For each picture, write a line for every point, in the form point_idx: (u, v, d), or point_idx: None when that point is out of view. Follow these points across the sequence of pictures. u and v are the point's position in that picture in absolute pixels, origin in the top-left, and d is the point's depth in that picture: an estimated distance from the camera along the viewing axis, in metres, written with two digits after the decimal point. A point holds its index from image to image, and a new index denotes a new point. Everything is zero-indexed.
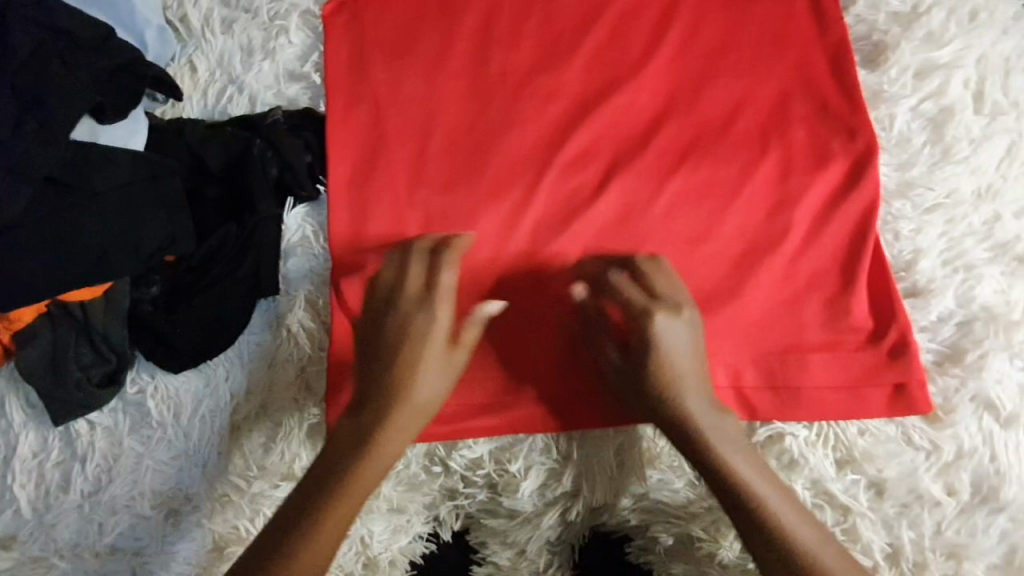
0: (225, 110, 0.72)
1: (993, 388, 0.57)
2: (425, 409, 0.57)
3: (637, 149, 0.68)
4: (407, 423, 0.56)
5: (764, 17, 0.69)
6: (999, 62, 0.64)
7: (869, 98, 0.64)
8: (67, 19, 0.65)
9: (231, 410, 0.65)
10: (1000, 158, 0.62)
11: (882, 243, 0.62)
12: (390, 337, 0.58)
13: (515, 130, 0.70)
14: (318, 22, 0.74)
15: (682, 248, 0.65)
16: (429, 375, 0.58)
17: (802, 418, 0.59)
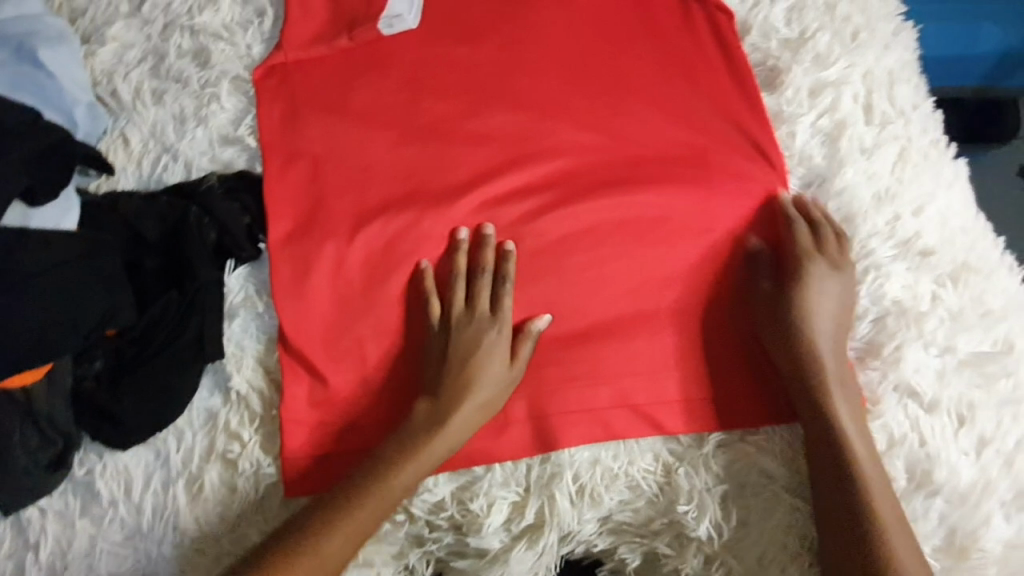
0: (160, 179, 0.73)
1: (912, 377, 0.60)
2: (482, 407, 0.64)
3: (568, 181, 0.71)
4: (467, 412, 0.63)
5: (671, 51, 0.74)
6: (884, 75, 0.70)
7: (772, 118, 0.70)
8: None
9: (184, 480, 0.63)
10: (893, 163, 0.67)
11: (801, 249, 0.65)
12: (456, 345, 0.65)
13: (449, 172, 0.72)
14: (248, 85, 0.76)
15: (620, 266, 0.67)
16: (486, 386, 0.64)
17: (747, 425, 0.63)
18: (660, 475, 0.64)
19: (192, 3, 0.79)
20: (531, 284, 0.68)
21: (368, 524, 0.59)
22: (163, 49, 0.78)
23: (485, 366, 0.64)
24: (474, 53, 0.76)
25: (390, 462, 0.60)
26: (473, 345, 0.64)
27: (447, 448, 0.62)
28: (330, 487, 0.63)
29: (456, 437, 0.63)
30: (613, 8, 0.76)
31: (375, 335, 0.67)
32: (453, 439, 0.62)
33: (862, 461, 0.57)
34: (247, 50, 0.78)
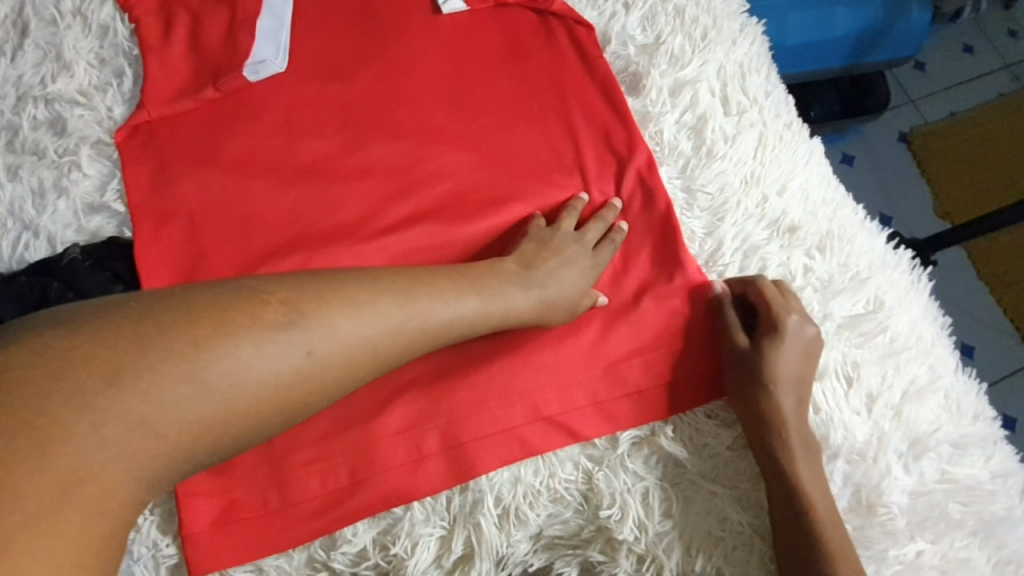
0: (22, 258, 0.68)
1: None
2: (336, 290, 0.53)
3: (456, 204, 0.72)
4: (221, 336, 0.48)
5: (539, 68, 0.76)
6: (735, 68, 0.75)
7: (639, 119, 0.73)
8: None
9: None
10: (754, 148, 0.71)
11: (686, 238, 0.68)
12: (305, 302, 0.51)
13: (335, 209, 0.71)
14: (112, 149, 0.73)
15: None
16: (315, 325, 0.50)
17: (661, 418, 0.64)
18: (581, 483, 0.62)
19: (45, 72, 0.76)
20: None
21: (278, 394, 0.49)
22: (16, 122, 0.74)
23: (435, 304, 0.57)
24: (345, 89, 0.75)
25: (179, 322, 0.47)
26: (411, 289, 0.56)
27: (367, 360, 0.52)
28: (242, 556, 0.60)
29: (379, 354, 0.53)
30: (479, 33, 0.78)
31: None
32: (368, 329, 0.52)
33: (796, 449, 0.59)
34: (108, 112, 0.75)
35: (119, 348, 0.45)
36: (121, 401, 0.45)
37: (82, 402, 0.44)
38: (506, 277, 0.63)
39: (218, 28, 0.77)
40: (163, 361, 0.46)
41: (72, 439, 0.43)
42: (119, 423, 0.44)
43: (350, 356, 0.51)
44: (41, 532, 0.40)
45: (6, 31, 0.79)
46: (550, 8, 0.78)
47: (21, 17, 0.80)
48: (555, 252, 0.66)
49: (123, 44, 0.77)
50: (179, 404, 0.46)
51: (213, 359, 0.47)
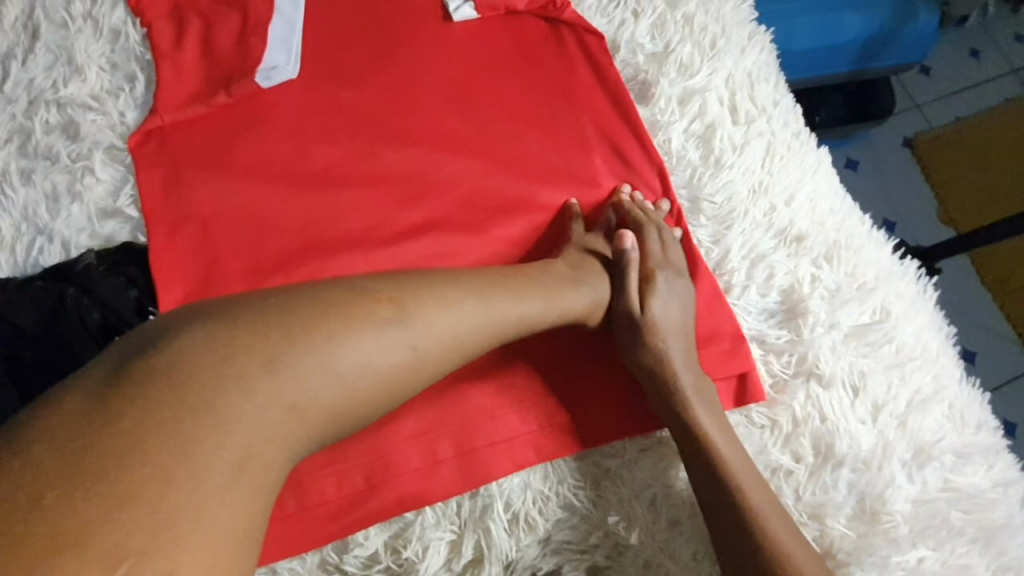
0: (37, 262, 0.69)
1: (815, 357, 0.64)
2: (432, 285, 0.55)
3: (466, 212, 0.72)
4: (346, 327, 0.49)
5: (549, 76, 0.77)
6: (744, 77, 0.75)
7: (649, 128, 0.74)
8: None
9: None
10: (761, 157, 0.71)
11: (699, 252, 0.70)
12: (406, 296, 0.53)
13: (346, 216, 0.71)
14: (124, 153, 0.73)
15: None
16: (423, 317, 0.52)
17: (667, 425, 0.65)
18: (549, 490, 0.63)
19: (58, 77, 0.76)
20: None
21: (390, 386, 0.50)
22: (29, 126, 0.74)
23: (510, 301, 0.58)
24: (355, 96, 0.76)
25: (309, 313, 0.48)
26: (494, 289, 0.58)
27: (462, 354, 0.54)
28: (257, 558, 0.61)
29: (466, 347, 0.54)
30: (489, 41, 0.79)
31: None
32: (461, 324, 0.54)
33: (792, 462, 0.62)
34: (120, 117, 0.75)
35: (265, 336, 0.46)
36: (273, 387, 0.45)
37: (240, 386, 0.44)
38: (562, 285, 0.63)
39: (229, 33, 0.78)
40: (294, 354, 0.46)
41: (235, 423, 0.43)
42: (261, 409, 0.44)
43: (453, 348, 0.53)
44: (210, 513, 0.40)
45: (17, 34, 0.80)
46: (561, 16, 0.78)
47: (31, 20, 0.80)
48: (597, 256, 0.68)
49: (134, 48, 0.78)
50: (314, 391, 0.47)
51: (337, 349, 0.48)
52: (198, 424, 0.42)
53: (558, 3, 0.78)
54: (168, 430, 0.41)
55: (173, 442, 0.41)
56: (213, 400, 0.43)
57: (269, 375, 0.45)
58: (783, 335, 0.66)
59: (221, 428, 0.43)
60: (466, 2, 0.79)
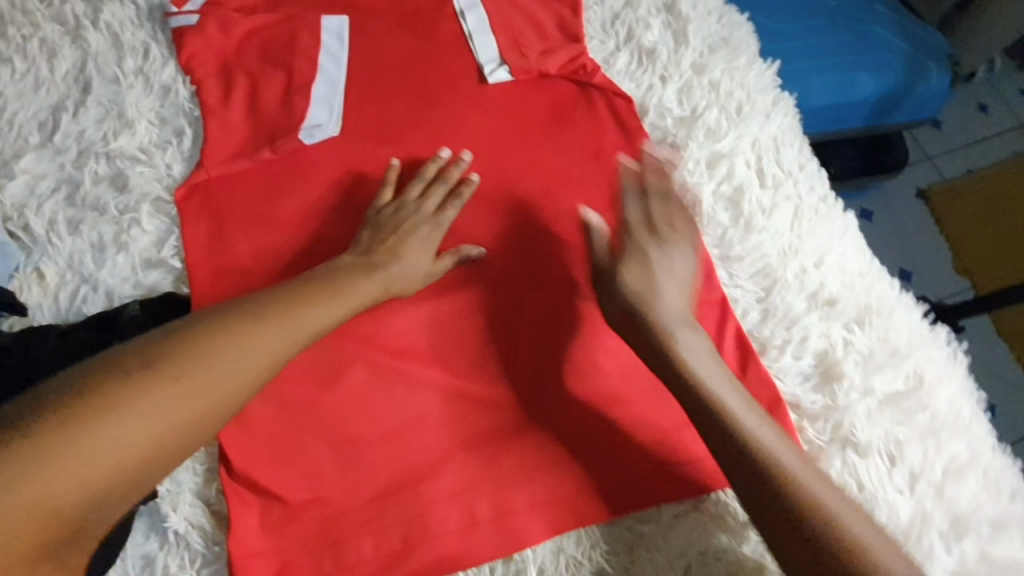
0: (80, 310, 0.71)
1: (852, 424, 0.65)
2: (321, 295, 0.62)
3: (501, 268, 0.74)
4: (266, 353, 0.56)
5: (580, 136, 0.79)
6: (770, 141, 0.78)
7: (676, 186, 0.74)
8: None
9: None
10: (791, 221, 0.73)
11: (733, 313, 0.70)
12: (300, 311, 0.60)
13: None
14: (170, 206, 0.76)
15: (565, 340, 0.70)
16: (316, 330, 0.61)
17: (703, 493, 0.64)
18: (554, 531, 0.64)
19: (108, 129, 0.79)
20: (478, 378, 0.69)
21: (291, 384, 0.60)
22: (78, 176, 0.77)
23: (381, 280, 0.67)
24: (394, 153, 0.78)
25: (228, 353, 0.54)
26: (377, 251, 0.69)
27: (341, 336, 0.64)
28: None
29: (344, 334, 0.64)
30: (523, 101, 0.81)
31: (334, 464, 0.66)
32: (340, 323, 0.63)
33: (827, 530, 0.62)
34: (167, 170, 0.78)
35: (191, 384, 0.51)
36: (211, 418, 0.53)
37: (181, 428, 0.51)
38: (424, 250, 0.71)
39: (274, 91, 0.81)
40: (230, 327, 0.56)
41: (179, 452, 0.51)
42: (204, 435, 0.53)
43: (359, 299, 0.65)
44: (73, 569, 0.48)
45: (68, 86, 0.83)
46: (591, 81, 0.81)
47: (83, 73, 0.83)
48: (409, 233, 0.71)
49: (183, 104, 0.81)
50: (257, 353, 0.56)
51: (265, 317, 0.58)
52: (154, 391, 0.50)
53: (589, 68, 0.81)
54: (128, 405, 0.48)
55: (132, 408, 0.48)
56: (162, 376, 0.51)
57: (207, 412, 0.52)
58: (818, 399, 0.67)
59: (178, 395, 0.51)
60: (502, 66, 0.82)
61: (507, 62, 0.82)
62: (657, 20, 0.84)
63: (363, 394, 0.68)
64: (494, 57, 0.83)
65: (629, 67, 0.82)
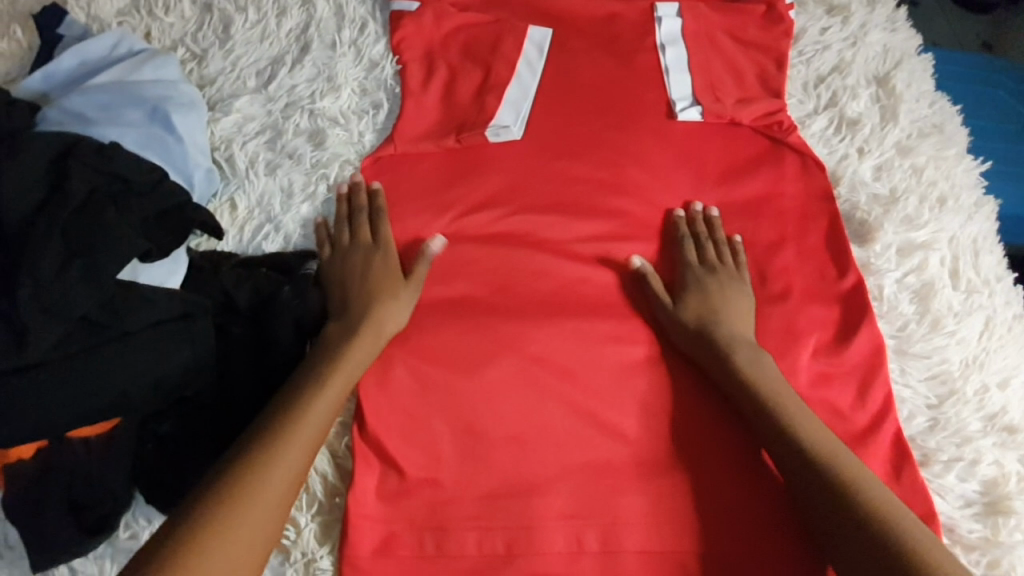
0: (260, 247, 0.76)
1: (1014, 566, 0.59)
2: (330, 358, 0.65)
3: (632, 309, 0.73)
4: (301, 428, 0.59)
5: (757, 193, 0.78)
6: (969, 242, 0.73)
7: (861, 268, 0.72)
8: (118, 159, 0.65)
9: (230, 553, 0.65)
10: (981, 330, 0.68)
11: (900, 414, 0.65)
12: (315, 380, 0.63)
13: (540, 279, 0.74)
14: (356, 171, 0.81)
15: (704, 394, 0.70)
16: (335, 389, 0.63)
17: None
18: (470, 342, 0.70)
19: (316, 88, 0.86)
20: (608, 404, 0.69)
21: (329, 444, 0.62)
22: (282, 125, 0.83)
23: (378, 328, 0.68)
24: (570, 168, 0.80)
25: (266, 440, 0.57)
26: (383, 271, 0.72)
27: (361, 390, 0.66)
28: None
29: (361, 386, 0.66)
30: (707, 145, 0.81)
31: (456, 452, 0.67)
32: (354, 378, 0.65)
33: None
34: (360, 137, 0.83)
35: (250, 482, 0.55)
36: (272, 493, 0.55)
37: (251, 511, 0.53)
38: (391, 272, 0.72)
39: (470, 86, 0.85)
40: (281, 415, 0.60)
41: (258, 535, 0.53)
42: (272, 513, 0.55)
43: (379, 335, 0.68)
44: None
45: (289, 43, 0.90)
46: (786, 139, 0.80)
47: (305, 34, 0.90)
48: (383, 271, 0.72)
49: (386, 80, 0.86)
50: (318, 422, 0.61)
51: (305, 387, 0.62)
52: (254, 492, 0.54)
53: (785, 126, 0.81)
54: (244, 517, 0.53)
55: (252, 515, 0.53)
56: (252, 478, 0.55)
57: (263, 489, 0.55)
58: (977, 529, 0.60)
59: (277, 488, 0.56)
60: (694, 105, 0.82)
61: (700, 103, 0.82)
62: (866, 92, 0.82)
63: (497, 391, 0.69)
64: (688, 96, 0.83)
65: (825, 132, 0.81)
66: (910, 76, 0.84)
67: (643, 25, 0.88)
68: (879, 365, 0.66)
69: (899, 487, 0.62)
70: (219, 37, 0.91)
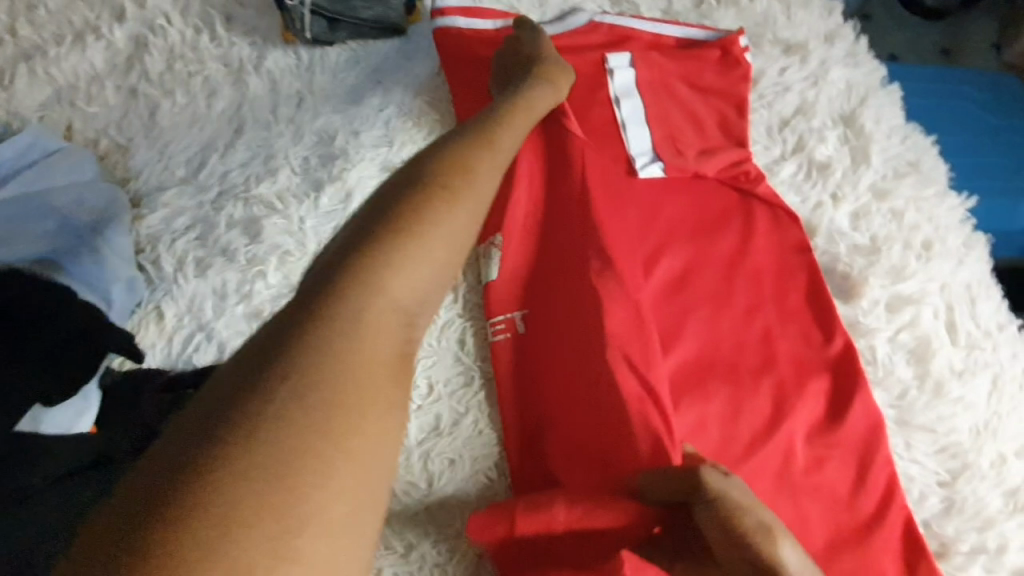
0: (190, 360, 0.68)
1: None
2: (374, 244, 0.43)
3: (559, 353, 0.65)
4: (341, 326, 0.38)
5: (725, 253, 0.73)
6: (962, 288, 0.68)
7: (848, 328, 0.66)
8: (15, 283, 0.58)
9: None
10: (988, 391, 0.62)
11: (911, 502, 0.58)
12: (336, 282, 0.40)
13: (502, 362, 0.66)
14: (296, 262, 0.73)
15: None
16: (402, 268, 0.42)
17: None
18: (441, 525, 0.59)
19: (250, 173, 0.79)
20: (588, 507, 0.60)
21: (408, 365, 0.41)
22: (213, 218, 0.76)
23: (467, 187, 0.51)
24: (529, 233, 0.73)
25: (196, 405, 0.35)
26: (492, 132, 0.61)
27: (434, 255, 0.45)
28: None
29: (437, 264, 0.45)
30: (671, 202, 0.76)
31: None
32: (426, 260, 0.44)
33: None
34: (299, 223, 0.75)
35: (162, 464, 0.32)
36: (265, 447, 0.32)
37: (244, 476, 0.31)
38: (513, 124, 0.66)
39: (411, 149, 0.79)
40: (411, 210, 0.46)
41: (304, 498, 0.32)
42: (324, 465, 0.33)
43: (456, 190, 0.50)
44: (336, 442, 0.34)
45: (220, 125, 0.84)
46: (754, 190, 0.75)
47: (238, 114, 0.84)
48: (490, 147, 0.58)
49: (328, 156, 0.80)
50: (455, 242, 0.47)
51: (400, 217, 0.45)
52: (366, 425, 0.36)
53: (751, 176, 0.76)
54: (241, 534, 0.30)
55: (298, 486, 0.32)
56: (385, 303, 0.40)
57: (279, 418, 0.34)
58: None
59: (400, 374, 0.40)
60: (655, 160, 0.78)
61: (661, 158, 0.78)
62: (832, 133, 0.78)
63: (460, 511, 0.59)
64: (647, 150, 0.78)
65: (795, 179, 0.76)
66: (877, 111, 0.80)
67: (595, 77, 0.82)
68: (881, 439, 0.60)
69: None
70: (145, 124, 0.85)
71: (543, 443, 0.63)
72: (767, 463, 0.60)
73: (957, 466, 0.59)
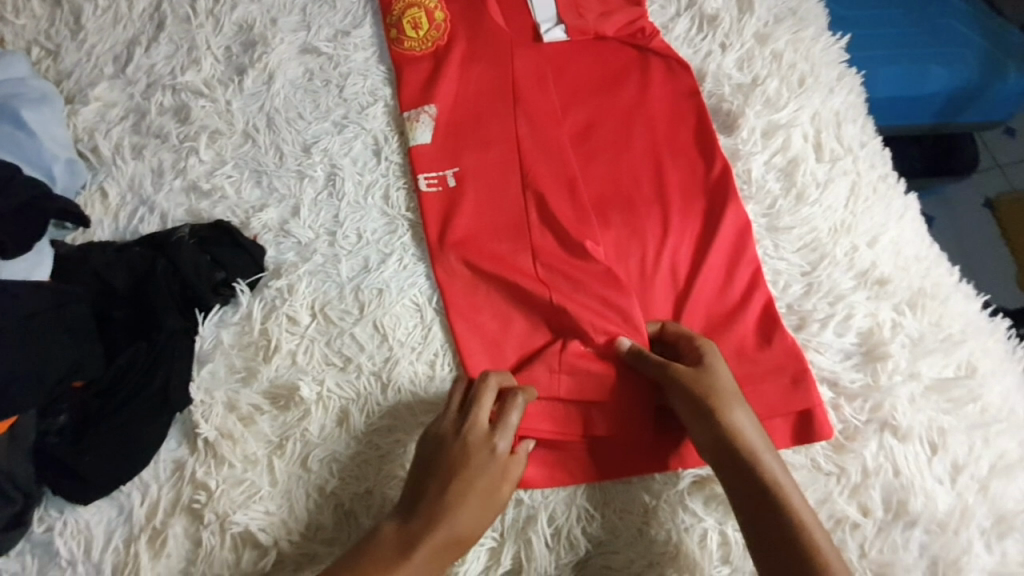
0: (136, 230, 0.74)
1: (904, 405, 0.61)
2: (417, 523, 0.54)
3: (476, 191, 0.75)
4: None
5: (624, 103, 0.79)
6: (831, 115, 0.75)
7: (728, 156, 0.73)
8: None
9: (121, 532, 0.62)
10: (846, 197, 0.71)
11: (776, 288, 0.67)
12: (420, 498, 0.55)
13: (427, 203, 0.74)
14: (227, 140, 0.78)
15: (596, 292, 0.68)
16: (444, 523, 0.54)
17: None
18: (377, 340, 0.68)
19: (176, 64, 0.83)
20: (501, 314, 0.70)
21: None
22: (145, 106, 0.80)
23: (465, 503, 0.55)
24: (443, 100, 0.80)
25: None
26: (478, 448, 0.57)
27: (476, 518, 0.55)
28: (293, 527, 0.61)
29: (494, 504, 0.56)
30: (573, 63, 0.82)
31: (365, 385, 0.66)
32: (468, 514, 0.55)
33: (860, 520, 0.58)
34: (227, 106, 0.80)
35: None
36: None
37: None
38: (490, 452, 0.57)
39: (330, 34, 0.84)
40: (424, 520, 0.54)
41: None
42: None
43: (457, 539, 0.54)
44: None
45: (143, 23, 0.87)
46: (650, 44, 0.80)
47: (158, 12, 0.87)
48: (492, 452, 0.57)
49: (250, 45, 0.84)
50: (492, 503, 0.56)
51: (433, 484, 0.56)
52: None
53: (647, 32, 0.81)
54: None
55: None
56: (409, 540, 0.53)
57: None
58: (858, 378, 0.63)
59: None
60: (558, 25, 0.83)
61: (564, 22, 0.82)
62: None
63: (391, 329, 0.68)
64: (552, 16, 0.83)
65: (688, 33, 0.82)
66: None
67: None
68: (750, 241, 0.69)
69: (772, 351, 0.64)
70: (70, 29, 0.87)
71: (474, 250, 0.72)
72: (653, 269, 0.69)
73: (817, 258, 0.68)
